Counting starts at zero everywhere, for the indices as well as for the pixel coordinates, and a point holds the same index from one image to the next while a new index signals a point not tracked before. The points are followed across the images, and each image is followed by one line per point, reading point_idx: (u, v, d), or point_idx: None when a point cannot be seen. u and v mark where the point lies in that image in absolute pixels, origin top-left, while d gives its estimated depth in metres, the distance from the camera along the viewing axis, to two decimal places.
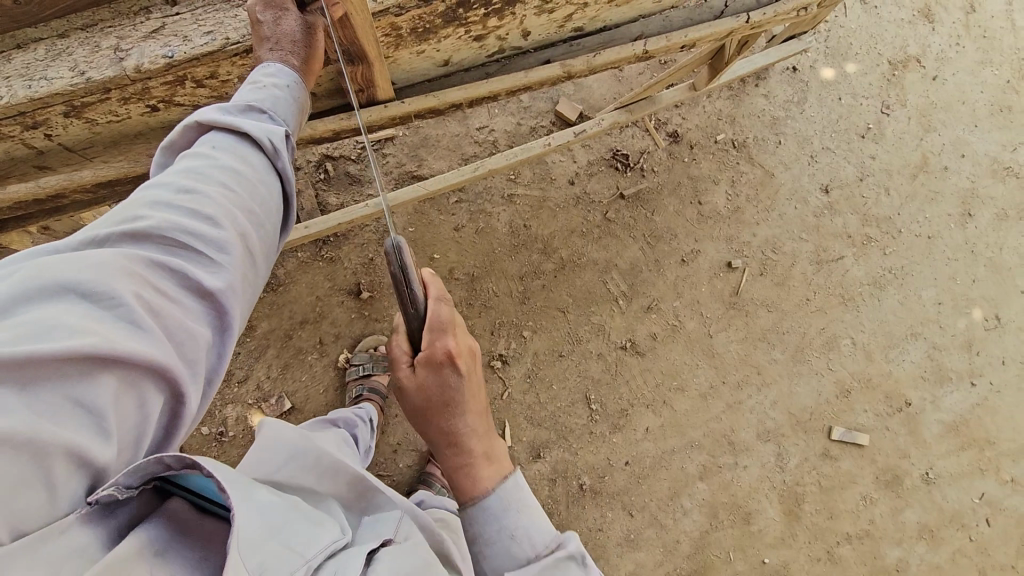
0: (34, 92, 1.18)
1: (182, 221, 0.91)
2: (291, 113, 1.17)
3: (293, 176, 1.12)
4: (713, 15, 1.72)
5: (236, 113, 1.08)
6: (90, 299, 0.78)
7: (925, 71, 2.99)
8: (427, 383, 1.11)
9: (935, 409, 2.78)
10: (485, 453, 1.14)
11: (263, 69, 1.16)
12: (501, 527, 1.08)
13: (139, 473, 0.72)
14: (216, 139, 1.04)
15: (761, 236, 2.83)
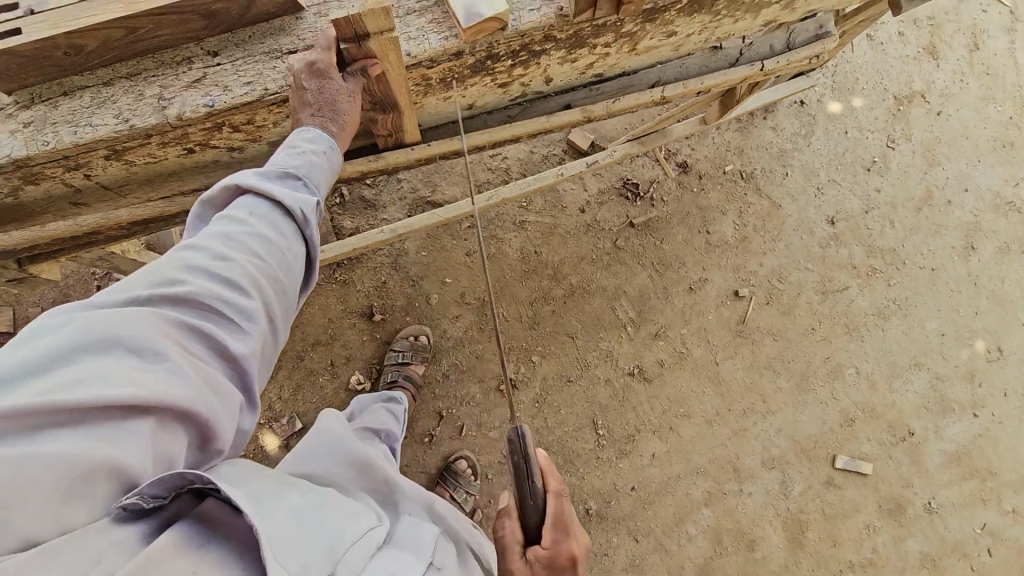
0: (80, 138, 1.23)
1: (216, 289, 0.94)
2: (322, 180, 1.20)
3: (318, 244, 1.15)
4: (729, 62, 1.78)
5: (273, 180, 1.12)
6: (132, 354, 0.82)
7: (929, 107, 3.05)
8: (546, 571, 1.10)
9: (938, 439, 2.81)
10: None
11: (303, 136, 1.20)
12: None
13: (166, 483, 0.81)
14: (250, 204, 1.07)
15: (768, 266, 2.88)
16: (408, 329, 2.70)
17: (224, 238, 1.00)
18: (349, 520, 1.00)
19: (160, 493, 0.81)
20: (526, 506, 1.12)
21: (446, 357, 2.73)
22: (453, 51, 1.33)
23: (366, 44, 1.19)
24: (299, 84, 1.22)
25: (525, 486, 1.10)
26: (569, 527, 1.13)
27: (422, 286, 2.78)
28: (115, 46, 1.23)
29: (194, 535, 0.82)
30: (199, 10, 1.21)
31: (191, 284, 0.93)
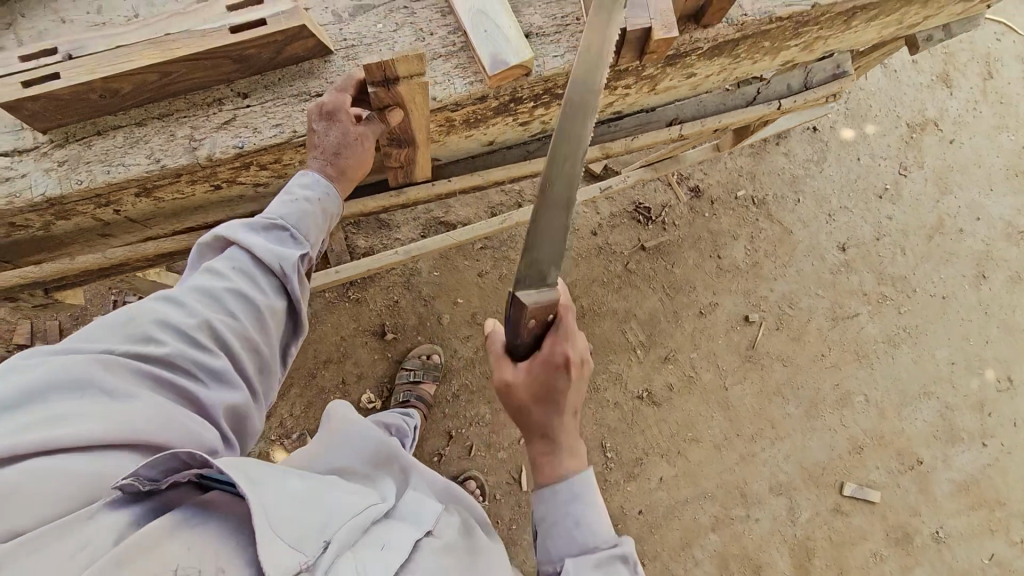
0: (113, 178, 1.26)
1: (186, 347, 0.98)
2: (314, 229, 1.21)
3: (300, 299, 1.17)
4: (746, 101, 1.79)
5: (260, 232, 1.14)
6: (102, 397, 0.86)
7: (942, 135, 3.07)
8: (535, 383, 1.03)
9: (947, 468, 2.80)
10: (570, 449, 1.05)
11: (300, 182, 1.21)
12: (568, 515, 1.03)
13: (161, 466, 0.82)
14: (234, 256, 1.11)
15: (779, 291, 2.89)
16: (420, 348, 2.72)
17: (202, 292, 1.04)
18: (348, 497, 0.98)
19: (156, 476, 0.82)
20: (526, 326, 1.02)
21: (457, 377, 2.75)
22: (478, 95, 1.35)
23: (395, 88, 1.17)
24: (317, 130, 1.22)
25: (523, 312, 1.00)
26: (575, 346, 1.04)
27: (434, 305, 2.80)
28: (148, 89, 1.25)
29: (194, 514, 0.81)
30: (230, 53, 1.23)
31: (162, 339, 0.97)
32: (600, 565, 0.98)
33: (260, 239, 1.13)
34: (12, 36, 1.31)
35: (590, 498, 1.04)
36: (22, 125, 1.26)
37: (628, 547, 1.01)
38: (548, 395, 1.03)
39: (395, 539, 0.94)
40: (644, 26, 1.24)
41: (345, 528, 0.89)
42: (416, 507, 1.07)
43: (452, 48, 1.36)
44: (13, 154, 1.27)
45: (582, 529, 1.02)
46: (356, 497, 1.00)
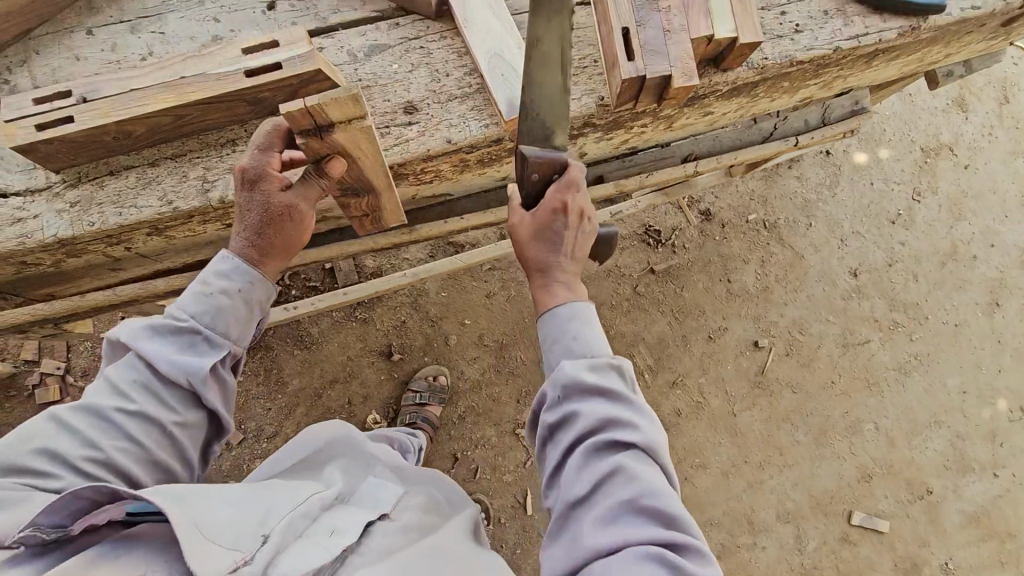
0: (125, 220, 1.25)
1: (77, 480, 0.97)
2: (234, 325, 1.12)
3: (218, 404, 1.12)
4: (763, 136, 1.77)
5: (168, 339, 1.07)
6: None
7: (956, 160, 3.03)
8: (535, 228, 1.16)
9: (958, 498, 2.77)
10: (570, 288, 1.14)
11: (222, 270, 1.12)
12: (566, 332, 1.09)
13: (68, 511, 0.88)
14: (135, 370, 1.06)
15: (789, 317, 2.86)
16: (427, 370, 2.71)
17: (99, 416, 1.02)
18: (294, 496, 1.17)
19: (63, 523, 0.88)
20: (528, 179, 1.15)
21: (463, 399, 2.73)
22: (493, 137, 1.34)
23: (330, 135, 1.09)
24: (243, 202, 1.13)
25: (525, 162, 1.13)
26: (573, 193, 1.15)
27: (441, 326, 2.79)
28: (162, 130, 1.24)
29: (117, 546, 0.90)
30: (245, 96, 1.22)
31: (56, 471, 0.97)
32: (595, 368, 1.05)
33: (168, 353, 1.06)
34: (27, 74, 1.31)
35: (590, 320, 1.11)
36: (36, 165, 1.26)
37: (621, 362, 1.09)
38: (545, 242, 1.15)
39: (346, 523, 1.16)
40: (664, 74, 1.22)
41: (290, 518, 1.09)
42: (372, 489, 1.34)
43: (468, 89, 1.34)
44: (26, 194, 1.26)
45: (581, 340, 1.08)
46: (300, 493, 1.20)
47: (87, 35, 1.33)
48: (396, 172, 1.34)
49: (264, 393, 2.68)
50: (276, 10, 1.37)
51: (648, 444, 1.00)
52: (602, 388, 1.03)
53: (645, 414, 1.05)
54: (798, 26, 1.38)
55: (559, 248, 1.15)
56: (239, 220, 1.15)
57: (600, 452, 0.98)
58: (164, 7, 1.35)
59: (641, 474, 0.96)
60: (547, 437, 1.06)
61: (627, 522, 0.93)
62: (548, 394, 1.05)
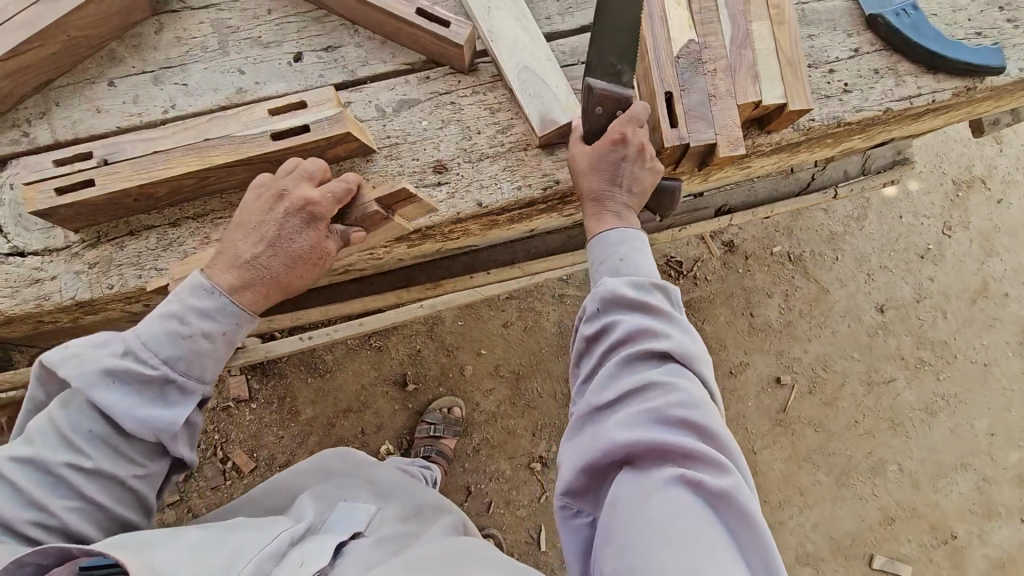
0: (145, 282, 1.21)
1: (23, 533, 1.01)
2: (209, 367, 1.13)
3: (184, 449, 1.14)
4: (800, 187, 1.71)
5: (132, 387, 1.07)
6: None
7: (989, 194, 2.95)
8: (597, 163, 1.16)
9: (983, 544, 2.70)
10: (621, 216, 1.17)
11: (196, 312, 1.09)
12: (613, 253, 1.14)
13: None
14: (89, 417, 1.06)
15: (812, 353, 2.79)
16: (442, 402, 2.66)
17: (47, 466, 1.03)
18: (258, 536, 1.15)
19: None
20: (592, 113, 1.16)
21: (478, 431, 2.69)
22: (525, 200, 1.28)
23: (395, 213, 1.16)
24: (284, 231, 1.13)
25: (591, 95, 1.14)
26: (637, 127, 1.16)
27: (457, 356, 2.74)
28: (185, 191, 1.20)
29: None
30: (273, 159, 1.17)
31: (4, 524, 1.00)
32: (638, 287, 1.09)
33: (130, 408, 1.06)
34: (46, 127, 1.27)
35: (637, 244, 1.15)
36: (54, 225, 1.22)
37: (668, 287, 1.11)
38: (606, 177, 1.16)
39: (315, 551, 1.14)
40: (708, 143, 1.16)
41: (255, 556, 1.08)
42: (347, 515, 1.31)
43: (502, 148, 1.29)
44: (44, 253, 1.23)
45: (625, 263, 1.12)
46: (267, 528, 1.20)
47: (108, 87, 1.29)
48: (422, 232, 1.29)
49: (277, 421, 2.65)
50: (303, 61, 1.32)
51: (686, 361, 1.02)
52: (642, 302, 1.07)
53: (686, 333, 1.08)
54: (847, 86, 1.32)
55: (620, 180, 1.16)
56: (267, 245, 1.13)
57: (633, 358, 1.02)
58: (187, 58, 1.31)
59: (672, 380, 0.98)
60: (585, 351, 1.11)
61: (652, 421, 0.94)
62: (587, 308, 1.11)
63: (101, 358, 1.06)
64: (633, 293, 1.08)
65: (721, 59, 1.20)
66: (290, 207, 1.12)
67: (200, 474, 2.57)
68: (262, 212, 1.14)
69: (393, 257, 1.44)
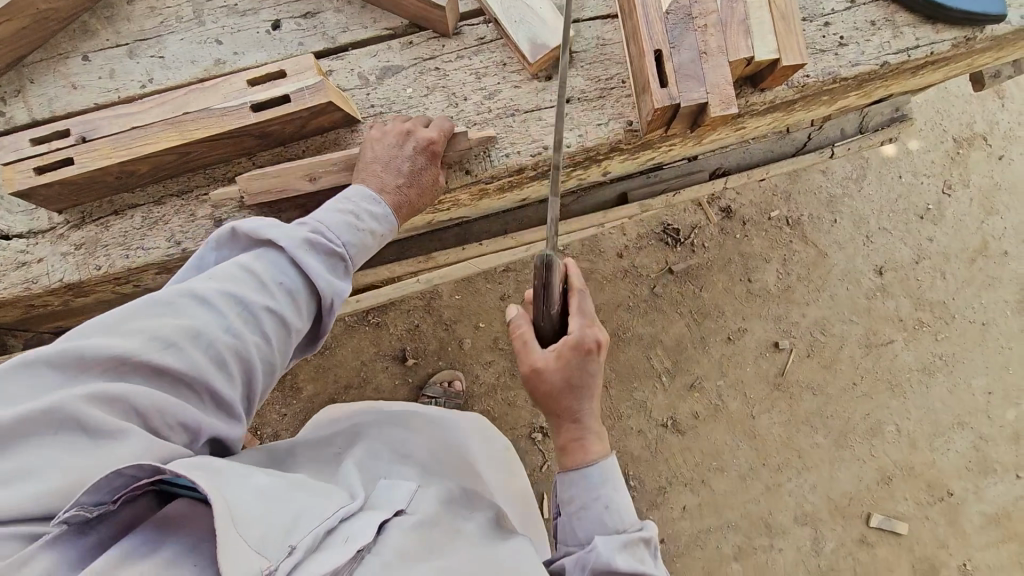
0: (133, 262, 1.19)
1: (210, 372, 0.95)
2: (362, 258, 1.16)
3: (330, 323, 1.14)
4: (795, 147, 1.68)
5: (318, 256, 1.08)
6: (81, 438, 0.83)
7: (990, 150, 2.91)
8: (571, 365, 1.22)
9: (978, 500, 2.74)
10: (597, 440, 1.24)
11: (369, 212, 1.14)
12: (597, 497, 1.17)
13: (109, 489, 0.81)
14: (278, 269, 1.04)
15: (811, 317, 2.79)
16: (442, 375, 2.66)
17: (240, 304, 0.99)
18: (318, 499, 1.02)
19: (104, 500, 0.81)
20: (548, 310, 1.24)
21: (478, 404, 2.71)
22: (515, 167, 1.26)
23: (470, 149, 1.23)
24: (417, 167, 1.17)
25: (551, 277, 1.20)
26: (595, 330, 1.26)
27: (456, 330, 2.75)
28: (166, 167, 1.17)
29: (159, 535, 0.83)
30: (252, 132, 1.15)
31: (192, 353, 0.93)
32: (626, 547, 1.09)
33: (312, 262, 1.06)
34: (22, 105, 1.24)
35: (617, 486, 1.19)
36: (37, 207, 1.21)
37: (649, 530, 1.14)
38: (580, 380, 1.23)
39: (361, 528, 1.01)
40: (699, 102, 1.12)
41: (314, 528, 0.94)
42: (385, 495, 1.17)
43: (490, 115, 1.26)
44: (29, 235, 1.22)
45: (612, 511, 1.16)
46: (324, 496, 1.05)
47: (82, 62, 1.25)
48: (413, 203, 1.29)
49: (279, 399, 2.67)
50: (282, 29, 1.28)
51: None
52: (635, 569, 1.06)
53: None
54: (842, 39, 1.28)
55: (591, 393, 1.25)
56: (404, 180, 1.16)
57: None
58: (162, 28, 1.27)
59: None
60: None
61: None
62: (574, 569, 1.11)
63: (294, 226, 1.07)
64: (625, 558, 1.07)
65: (712, 14, 1.15)
66: (417, 146, 1.17)
67: None
68: (392, 150, 1.17)
69: None
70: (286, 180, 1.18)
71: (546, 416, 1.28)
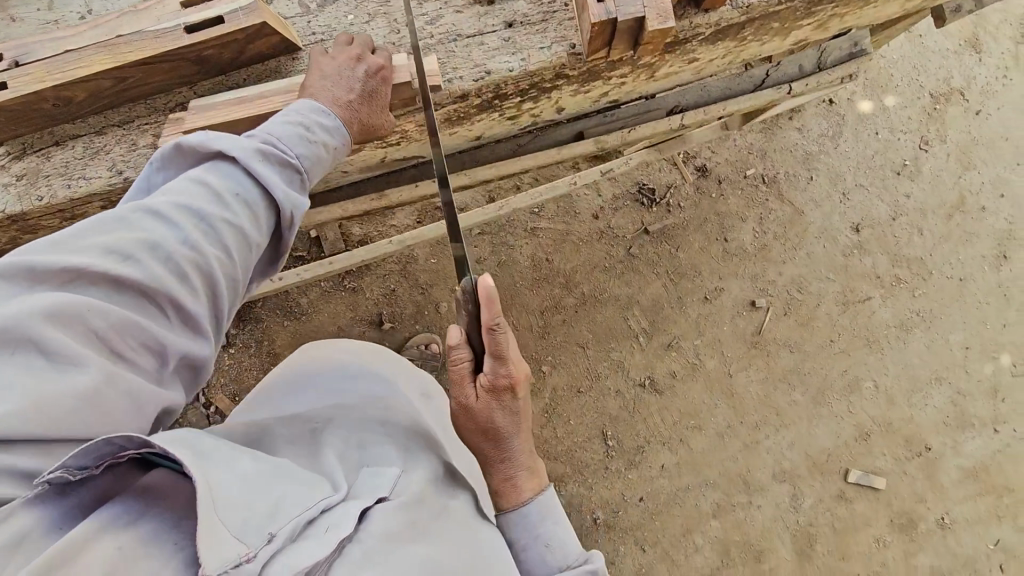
0: (74, 192, 1.19)
1: (170, 285, 0.88)
2: (317, 172, 1.09)
3: (291, 242, 1.08)
4: (754, 84, 1.68)
5: (273, 167, 1.02)
6: (40, 361, 0.77)
7: (967, 105, 2.92)
8: (490, 411, 1.14)
9: (956, 455, 2.75)
10: (527, 478, 1.21)
11: (320, 125, 1.09)
12: (537, 536, 1.17)
13: (93, 453, 0.76)
14: (233, 179, 0.98)
15: (787, 275, 2.79)
16: (419, 338, 2.66)
17: (197, 215, 0.92)
18: (299, 487, 0.95)
19: (87, 464, 0.77)
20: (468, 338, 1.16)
21: None
22: (459, 94, 1.25)
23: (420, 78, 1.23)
24: (369, 87, 1.17)
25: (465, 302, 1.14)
26: (507, 365, 1.11)
27: (432, 294, 2.75)
28: (103, 94, 1.17)
29: (141, 504, 0.79)
30: (188, 56, 1.14)
31: (147, 263, 0.86)
32: None
33: (269, 175, 1.00)
34: None
35: (559, 519, 1.18)
36: None
37: (599, 563, 1.11)
38: (502, 425, 1.16)
39: (341, 514, 0.94)
40: (637, 16, 1.12)
41: (295, 517, 0.87)
42: (372, 480, 1.08)
43: (431, 40, 1.26)
44: None
45: (552, 550, 1.15)
46: (308, 484, 0.98)
47: None
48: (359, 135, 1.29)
49: (255, 365, 2.64)
50: None
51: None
52: None
53: None
54: None
55: (515, 431, 1.19)
56: (357, 96, 1.15)
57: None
58: None
59: None
60: None
61: None
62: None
63: (242, 137, 1.00)
64: None
65: None
66: (368, 68, 1.18)
67: (184, 419, 2.56)
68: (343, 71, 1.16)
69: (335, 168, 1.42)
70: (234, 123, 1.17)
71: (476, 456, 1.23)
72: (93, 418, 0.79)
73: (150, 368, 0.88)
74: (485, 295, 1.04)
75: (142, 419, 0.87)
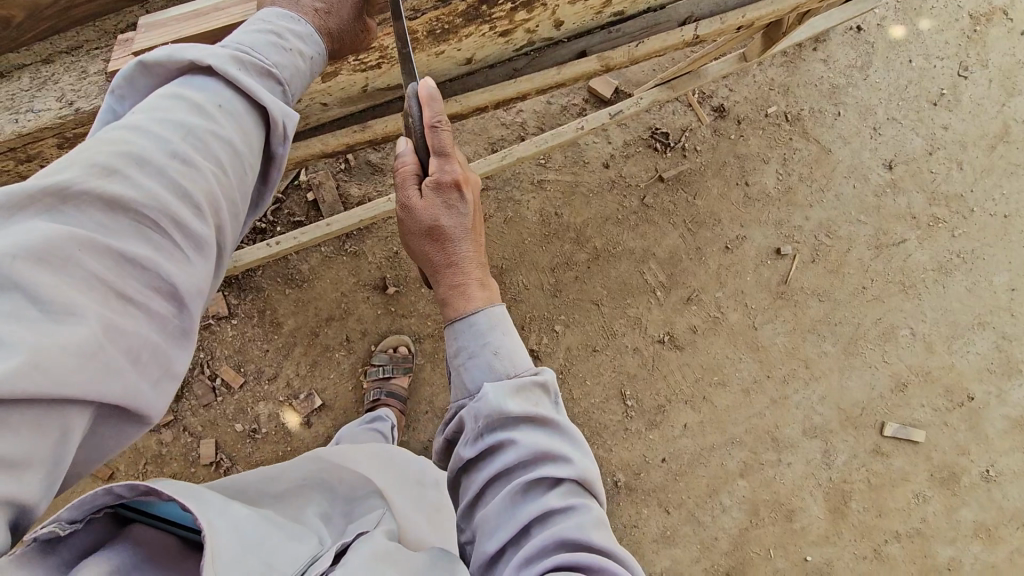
0: (23, 126, 1.19)
1: (171, 206, 0.78)
2: (296, 81, 1.01)
3: (282, 164, 1.00)
4: None
5: (254, 77, 0.93)
6: (30, 310, 0.65)
7: (1010, 25, 2.71)
8: (433, 208, 1.14)
9: (1001, 403, 2.57)
10: (478, 287, 1.15)
11: (292, 31, 1.01)
12: (486, 346, 1.09)
13: (88, 505, 0.79)
14: (213, 91, 0.88)
15: (815, 219, 2.61)
16: (388, 341, 2.54)
17: (185, 129, 0.83)
18: (288, 541, 0.96)
19: (79, 516, 0.79)
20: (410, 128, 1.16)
21: None
22: None
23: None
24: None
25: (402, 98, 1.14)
26: (452, 161, 1.15)
27: None
28: (54, 25, 1.39)
29: (136, 560, 0.82)
30: None
31: (139, 183, 0.76)
32: (520, 392, 1.05)
33: (255, 84, 0.92)
34: None
35: (505, 331, 1.11)
36: None
37: (548, 376, 1.10)
38: (447, 225, 1.15)
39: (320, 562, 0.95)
40: None
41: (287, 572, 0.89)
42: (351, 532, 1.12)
43: None
44: None
45: (501, 357, 1.08)
46: (298, 539, 1.00)
47: None
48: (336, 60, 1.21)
49: (259, 335, 2.53)
50: None
51: (576, 466, 1.02)
52: (529, 414, 1.04)
53: (574, 441, 1.07)
54: None
55: (463, 236, 1.17)
56: (323, 6, 1.07)
57: (525, 481, 1.00)
58: None
59: (575, 501, 0.99)
60: (471, 464, 1.07)
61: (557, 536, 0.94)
62: (469, 423, 1.05)
63: (214, 47, 0.91)
64: (517, 403, 1.04)
65: None
66: None
67: (189, 393, 2.46)
68: None
69: (313, 100, 1.32)
70: (196, 37, 1.19)
71: (426, 275, 1.20)
72: (102, 368, 0.68)
73: (163, 312, 0.77)
74: (427, 95, 1.11)
75: (154, 375, 0.76)
